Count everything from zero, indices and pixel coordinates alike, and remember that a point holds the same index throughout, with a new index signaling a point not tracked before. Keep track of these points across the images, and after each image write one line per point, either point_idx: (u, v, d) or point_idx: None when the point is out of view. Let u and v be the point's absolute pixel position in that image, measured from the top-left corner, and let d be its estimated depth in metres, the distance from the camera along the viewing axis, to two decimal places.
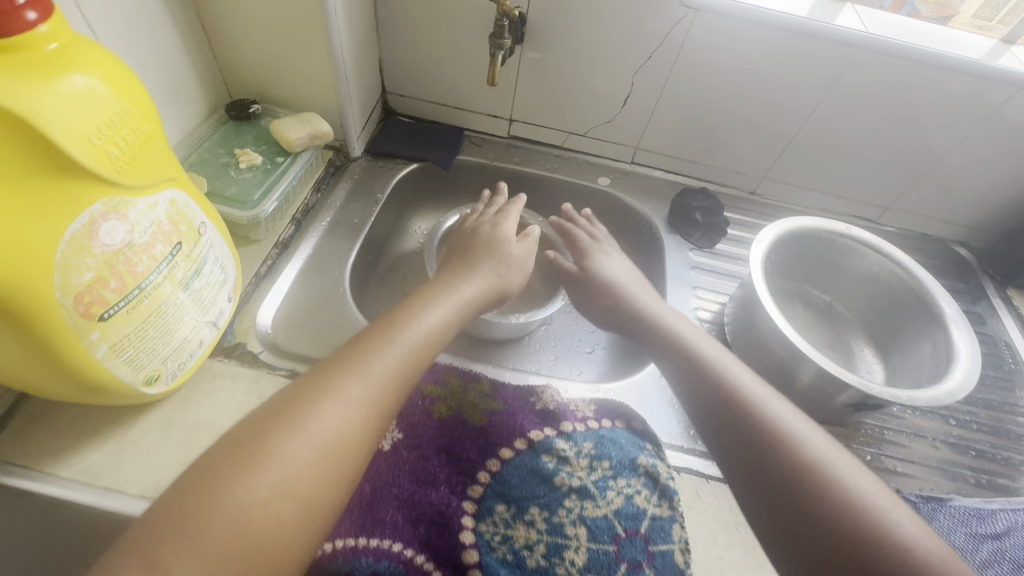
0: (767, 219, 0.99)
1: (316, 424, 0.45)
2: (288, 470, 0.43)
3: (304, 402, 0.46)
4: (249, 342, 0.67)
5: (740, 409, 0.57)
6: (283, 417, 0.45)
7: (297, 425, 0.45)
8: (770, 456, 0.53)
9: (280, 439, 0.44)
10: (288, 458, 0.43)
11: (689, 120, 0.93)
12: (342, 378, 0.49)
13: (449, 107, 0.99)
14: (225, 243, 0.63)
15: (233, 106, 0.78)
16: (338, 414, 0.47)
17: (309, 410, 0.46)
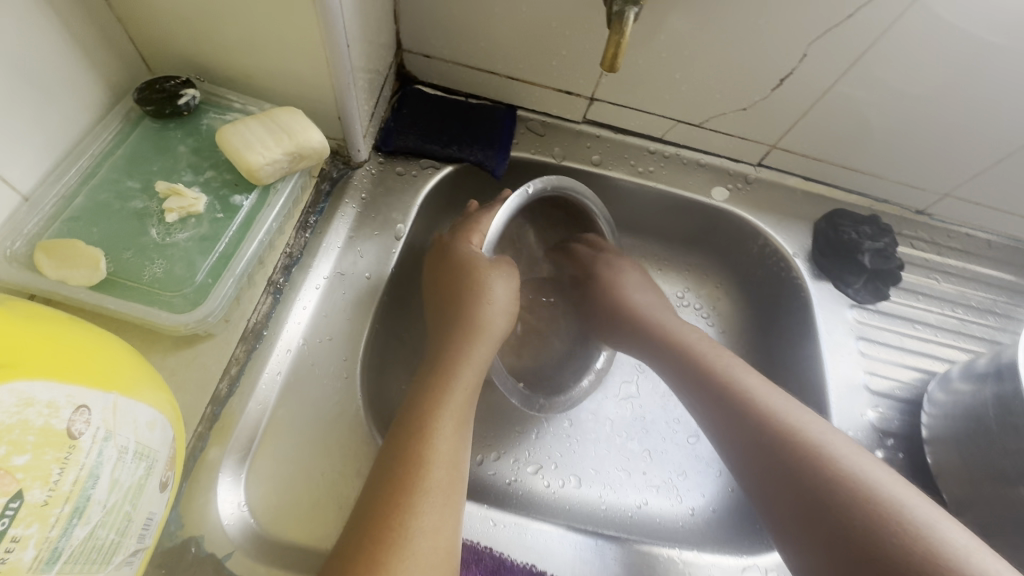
0: (940, 253, 0.71)
1: (430, 492, 0.41)
2: (421, 565, 0.38)
3: (408, 479, 0.41)
4: (207, 538, 0.40)
5: (766, 428, 0.47)
6: (389, 503, 0.40)
7: (411, 506, 0.40)
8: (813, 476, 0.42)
9: (401, 529, 0.39)
10: (419, 553, 0.38)
11: (870, 114, 0.61)
12: (422, 442, 0.43)
13: (500, 77, 0.65)
14: (144, 404, 0.34)
15: (149, 93, 0.45)
16: (441, 483, 0.42)
17: (418, 486, 0.41)
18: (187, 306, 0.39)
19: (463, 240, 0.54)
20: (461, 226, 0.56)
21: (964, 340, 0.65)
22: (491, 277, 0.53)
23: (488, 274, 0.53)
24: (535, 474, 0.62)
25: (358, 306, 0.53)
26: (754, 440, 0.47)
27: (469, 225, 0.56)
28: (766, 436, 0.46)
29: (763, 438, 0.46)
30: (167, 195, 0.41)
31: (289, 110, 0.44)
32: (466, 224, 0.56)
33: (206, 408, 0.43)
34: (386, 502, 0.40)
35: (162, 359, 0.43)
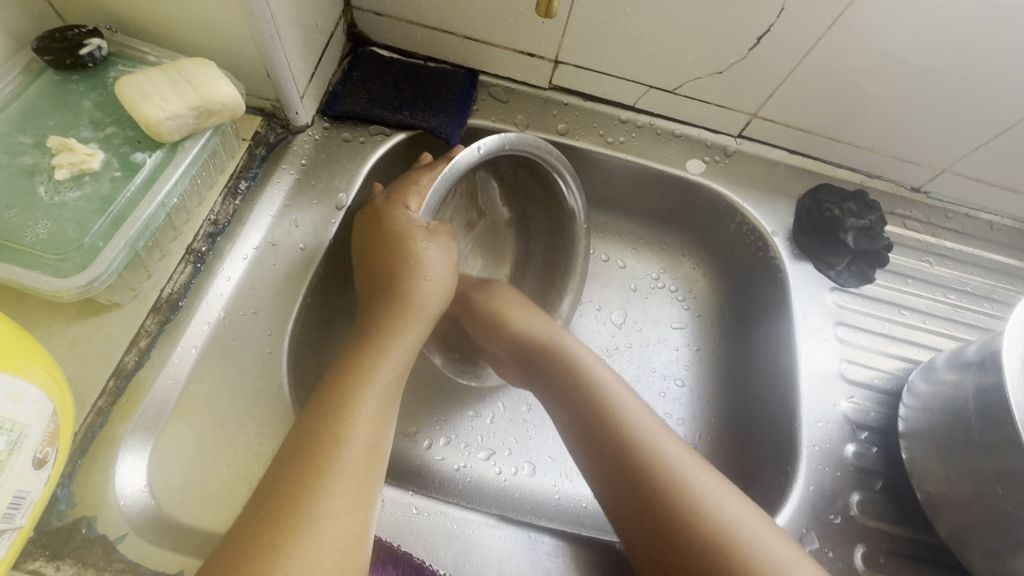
0: (935, 234, 0.66)
1: (344, 474, 0.37)
2: (323, 555, 0.33)
3: (320, 459, 0.37)
4: (99, 517, 0.37)
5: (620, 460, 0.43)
6: (295, 485, 0.35)
7: (320, 489, 0.35)
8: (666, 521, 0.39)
9: (305, 514, 0.34)
10: (323, 538, 0.34)
11: (859, 78, 0.56)
12: (338, 418, 0.39)
13: (457, 38, 0.60)
14: (3, 373, 0.31)
15: (49, 42, 0.41)
16: (357, 464, 0.37)
17: (331, 467, 0.37)
18: (73, 270, 0.36)
19: (398, 203, 0.48)
20: (397, 187, 0.49)
21: (955, 327, 0.60)
22: (428, 244, 0.48)
23: (424, 240, 0.47)
24: (485, 461, 0.59)
25: (289, 279, 0.50)
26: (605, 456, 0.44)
27: (407, 185, 0.49)
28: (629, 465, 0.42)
29: (624, 468, 0.42)
30: (60, 151, 0.38)
31: (197, 61, 0.41)
32: (401, 185, 0.49)
33: (108, 382, 0.41)
34: (291, 482, 0.35)
35: (63, 329, 0.41)
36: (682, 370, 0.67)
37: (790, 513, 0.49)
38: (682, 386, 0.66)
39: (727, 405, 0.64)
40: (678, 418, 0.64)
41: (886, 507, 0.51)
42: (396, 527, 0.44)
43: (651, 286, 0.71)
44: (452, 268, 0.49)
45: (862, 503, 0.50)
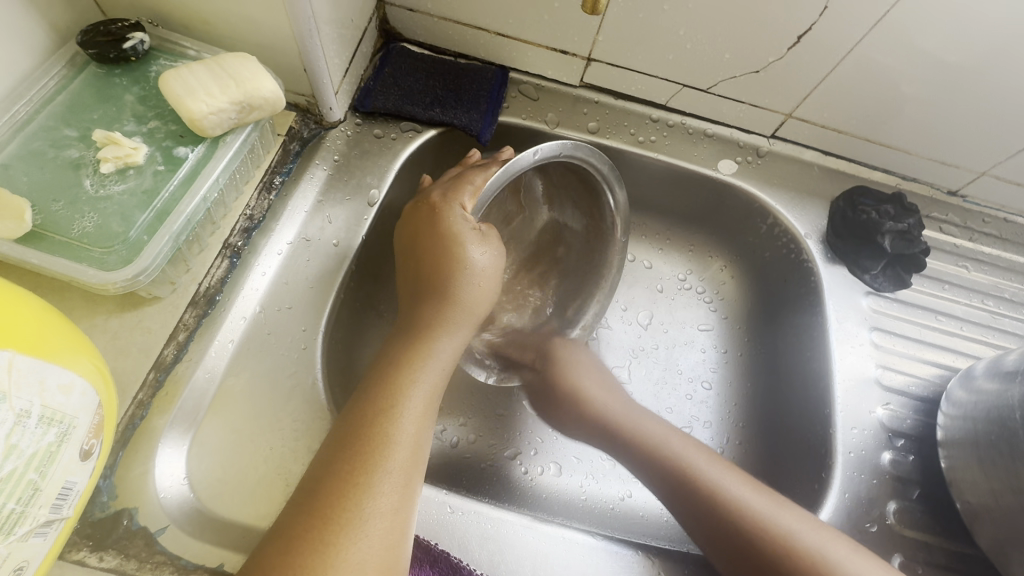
0: (972, 239, 0.64)
1: (391, 474, 0.37)
2: (371, 553, 0.33)
3: (368, 457, 0.37)
4: (140, 509, 0.38)
5: (682, 484, 0.47)
6: (343, 482, 0.35)
7: (369, 488, 0.35)
8: (738, 532, 0.44)
9: (355, 512, 0.34)
10: (369, 538, 0.34)
11: (901, 79, 0.54)
12: (387, 419, 0.39)
13: (490, 34, 0.60)
14: (52, 367, 0.31)
15: (92, 35, 0.41)
16: (402, 464, 0.37)
17: (378, 466, 0.36)
18: (118, 264, 0.36)
19: (453, 200, 0.45)
20: (452, 183, 0.47)
21: (993, 335, 0.59)
22: (477, 247, 0.46)
23: (474, 243, 0.46)
24: (512, 460, 0.59)
25: (323, 274, 0.50)
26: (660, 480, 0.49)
27: (461, 181, 0.46)
28: (695, 493, 0.46)
29: (692, 494, 0.47)
30: (105, 144, 0.39)
31: (238, 56, 0.41)
32: (457, 180, 0.47)
33: (148, 374, 0.41)
34: (339, 479, 0.35)
35: (104, 321, 0.41)
36: (710, 373, 0.66)
37: (825, 519, 0.48)
38: (709, 389, 0.65)
39: (756, 409, 0.63)
40: (706, 421, 0.63)
41: (923, 516, 0.50)
42: (430, 526, 0.44)
43: (677, 288, 0.70)
44: (499, 271, 0.48)
45: (899, 511, 0.50)
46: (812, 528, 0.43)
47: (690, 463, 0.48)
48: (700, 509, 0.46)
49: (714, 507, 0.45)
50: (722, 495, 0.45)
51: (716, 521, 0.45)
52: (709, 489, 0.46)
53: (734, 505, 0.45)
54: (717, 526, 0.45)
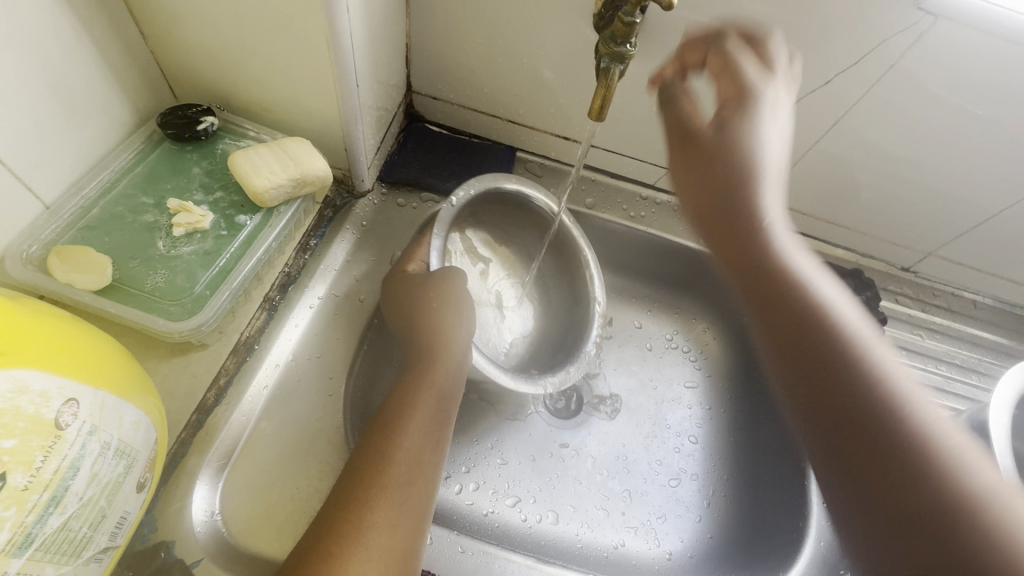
0: (925, 310, 0.72)
1: (387, 489, 0.38)
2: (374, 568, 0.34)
3: (369, 475, 0.38)
4: (177, 542, 0.41)
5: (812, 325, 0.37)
6: (351, 498, 0.37)
7: (370, 503, 0.37)
8: (841, 374, 0.34)
9: (356, 526, 0.36)
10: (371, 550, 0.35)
11: (853, 172, 0.64)
12: (388, 434, 0.41)
13: (502, 120, 0.69)
14: (129, 404, 0.35)
15: (172, 119, 0.49)
16: (402, 484, 0.39)
17: (376, 484, 0.38)
18: (185, 314, 0.41)
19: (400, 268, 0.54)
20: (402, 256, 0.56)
21: (948, 398, 0.66)
22: (437, 283, 0.51)
23: (434, 281, 0.51)
24: (512, 508, 0.62)
25: (349, 326, 0.55)
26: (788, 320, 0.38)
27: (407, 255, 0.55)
28: (785, 323, 0.38)
29: (807, 370, 0.36)
30: (177, 211, 0.45)
31: (297, 141, 0.49)
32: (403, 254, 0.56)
33: (191, 415, 0.45)
34: (339, 502, 0.37)
35: (155, 365, 0.45)
36: (696, 428, 0.71)
37: None
38: (696, 443, 0.70)
39: (739, 464, 0.68)
40: (693, 474, 0.68)
41: None
42: (443, 563, 0.48)
43: (665, 346, 0.77)
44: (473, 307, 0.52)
45: None
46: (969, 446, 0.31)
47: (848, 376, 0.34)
48: (806, 364, 0.36)
49: (822, 334, 0.36)
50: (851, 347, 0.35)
51: (848, 405, 0.33)
52: (802, 287, 0.38)
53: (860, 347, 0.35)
54: (825, 365, 0.35)
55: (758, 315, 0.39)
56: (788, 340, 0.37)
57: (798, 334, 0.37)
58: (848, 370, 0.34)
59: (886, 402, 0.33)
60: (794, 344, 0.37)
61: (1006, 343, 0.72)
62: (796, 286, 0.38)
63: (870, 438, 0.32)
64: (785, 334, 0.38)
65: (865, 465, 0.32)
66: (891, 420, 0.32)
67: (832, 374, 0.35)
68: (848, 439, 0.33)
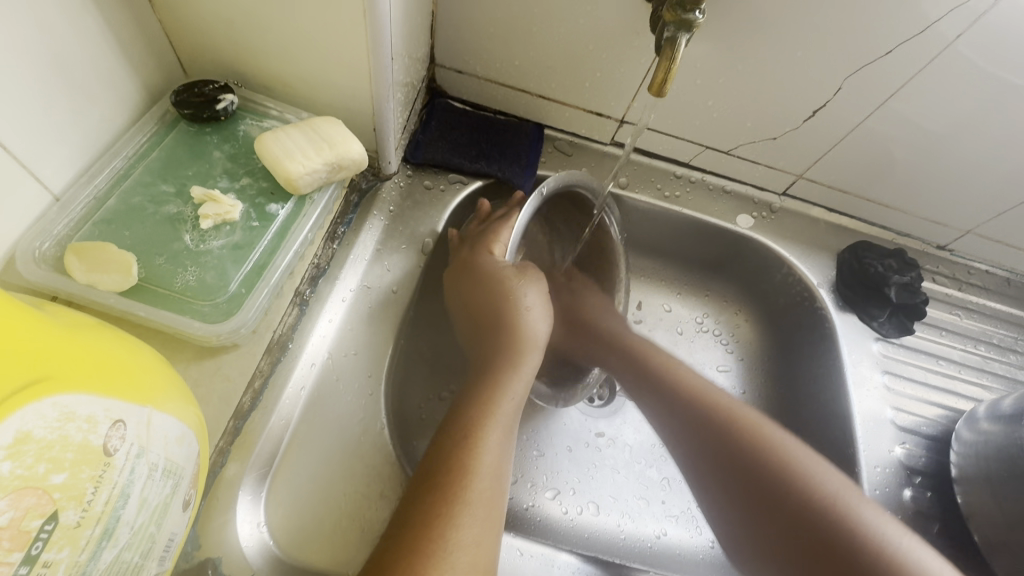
0: (961, 289, 0.71)
1: (472, 504, 0.39)
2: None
3: (453, 486, 0.40)
4: (222, 559, 0.38)
5: (731, 435, 0.51)
6: (435, 512, 0.38)
7: (452, 517, 0.38)
8: (740, 451, 0.50)
9: (442, 540, 0.37)
10: (460, 562, 0.36)
11: (900, 150, 0.61)
12: (467, 445, 0.43)
13: (532, 95, 0.65)
14: (174, 418, 0.32)
15: (188, 97, 0.44)
16: (484, 495, 0.40)
17: (462, 496, 0.39)
18: (221, 316, 0.38)
19: (483, 252, 0.56)
20: (480, 239, 0.57)
21: (988, 378, 0.65)
22: (523, 285, 0.55)
23: (518, 280, 0.55)
24: (552, 500, 0.61)
25: (384, 321, 0.52)
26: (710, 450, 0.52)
27: (490, 236, 0.56)
28: (713, 419, 0.53)
29: (726, 452, 0.51)
30: (202, 201, 0.41)
31: (329, 120, 0.44)
32: (484, 235, 0.57)
33: (227, 422, 0.42)
34: (428, 511, 0.38)
35: (185, 369, 0.41)
36: None
37: None
38: None
39: None
40: None
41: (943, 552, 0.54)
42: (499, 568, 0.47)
43: (696, 330, 0.75)
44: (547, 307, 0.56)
45: None
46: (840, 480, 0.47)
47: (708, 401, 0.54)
48: (729, 449, 0.51)
49: (749, 446, 0.50)
50: (760, 441, 0.50)
51: (731, 455, 0.51)
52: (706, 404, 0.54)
53: (769, 444, 0.50)
54: (745, 474, 0.49)
55: (684, 432, 0.54)
56: (728, 464, 0.51)
57: (733, 462, 0.50)
58: (769, 463, 0.49)
59: (788, 479, 0.47)
60: (756, 495, 0.48)
61: None
62: (750, 453, 0.50)
63: (796, 522, 0.46)
64: (722, 447, 0.51)
65: (772, 514, 0.47)
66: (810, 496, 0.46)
67: (744, 466, 0.50)
68: (784, 530, 0.46)
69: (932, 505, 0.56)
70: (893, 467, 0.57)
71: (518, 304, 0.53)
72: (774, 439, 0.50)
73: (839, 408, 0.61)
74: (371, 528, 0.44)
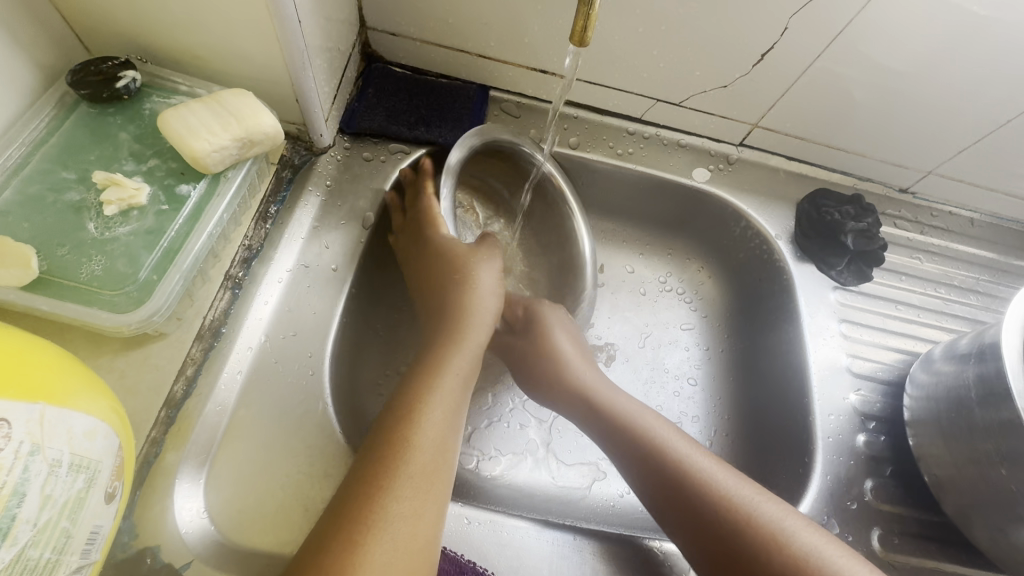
0: (923, 232, 0.70)
1: (414, 475, 0.39)
2: (400, 551, 0.36)
3: (392, 458, 0.39)
4: (160, 545, 0.38)
5: (659, 464, 0.47)
6: (372, 483, 0.38)
7: (393, 488, 0.38)
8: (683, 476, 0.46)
9: (383, 512, 0.37)
10: (401, 535, 0.36)
11: (853, 91, 0.59)
12: (409, 418, 0.41)
13: (471, 55, 0.62)
14: (79, 413, 0.31)
15: (86, 76, 0.42)
16: (425, 465, 0.40)
17: (400, 471, 0.39)
18: (131, 305, 0.37)
19: (435, 228, 0.54)
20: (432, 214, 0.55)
21: (946, 320, 0.65)
22: (479, 266, 0.53)
23: (473, 261, 0.53)
24: (515, 467, 0.61)
25: (325, 300, 0.51)
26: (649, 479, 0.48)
27: (437, 211, 0.55)
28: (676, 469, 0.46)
29: (670, 491, 0.46)
30: (106, 186, 0.39)
31: (236, 92, 0.42)
32: (433, 211, 0.55)
33: (159, 412, 0.41)
34: (365, 486, 0.38)
35: (110, 361, 0.40)
36: (694, 370, 0.70)
37: (809, 504, 0.53)
38: (695, 385, 0.69)
39: (739, 403, 0.67)
40: (694, 416, 0.67)
41: (898, 493, 0.55)
42: (453, 537, 0.48)
43: (658, 290, 0.74)
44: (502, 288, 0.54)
45: (875, 489, 0.55)
46: (780, 511, 0.43)
47: (631, 423, 0.50)
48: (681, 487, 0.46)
49: (669, 476, 0.46)
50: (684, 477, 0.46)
51: (664, 483, 0.46)
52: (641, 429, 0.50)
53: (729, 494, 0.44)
54: (677, 508, 0.45)
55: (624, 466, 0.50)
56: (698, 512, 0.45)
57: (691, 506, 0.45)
58: (703, 502, 0.44)
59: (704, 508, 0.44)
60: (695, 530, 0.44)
61: (1001, 259, 0.70)
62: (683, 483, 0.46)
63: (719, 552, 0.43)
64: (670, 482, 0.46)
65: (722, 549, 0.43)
66: (744, 531, 0.42)
67: (682, 500, 0.45)
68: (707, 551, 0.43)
69: (887, 448, 0.57)
70: (848, 413, 0.58)
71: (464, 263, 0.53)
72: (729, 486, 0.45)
73: (798, 358, 0.61)
74: (317, 506, 0.44)
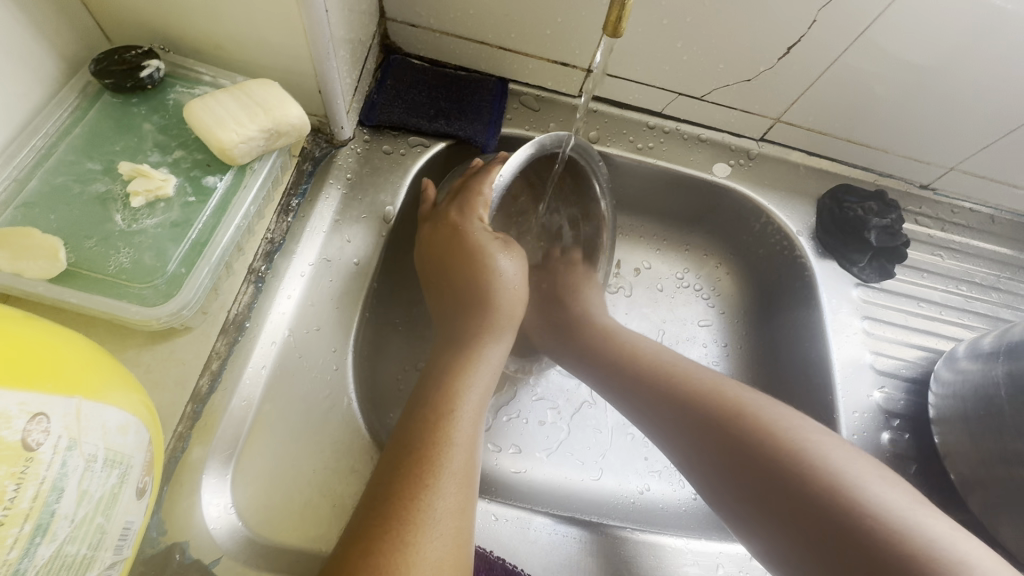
0: (944, 229, 0.70)
1: (453, 474, 0.38)
2: (444, 550, 0.35)
3: (432, 457, 0.39)
4: (189, 540, 0.38)
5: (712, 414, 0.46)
6: (413, 481, 0.37)
7: (436, 487, 0.37)
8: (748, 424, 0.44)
9: (426, 511, 0.36)
10: (444, 532, 0.36)
11: (879, 86, 0.58)
12: (446, 417, 0.41)
13: (492, 47, 0.61)
14: (111, 408, 0.30)
15: (110, 66, 0.41)
16: (462, 463, 0.39)
17: (442, 467, 0.38)
18: (160, 298, 0.36)
19: (469, 214, 0.51)
20: (463, 198, 0.52)
21: (968, 317, 0.64)
22: (504, 257, 0.51)
23: (500, 251, 0.51)
24: (535, 464, 0.61)
25: (347, 295, 0.50)
26: (707, 433, 0.46)
27: (473, 195, 0.52)
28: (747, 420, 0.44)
29: (732, 443, 0.44)
30: (132, 177, 0.39)
31: (262, 83, 0.42)
32: (467, 193, 0.52)
33: (186, 406, 0.40)
34: (411, 483, 0.37)
35: (135, 355, 0.40)
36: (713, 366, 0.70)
37: None
38: None
39: None
40: None
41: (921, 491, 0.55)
42: (477, 534, 0.48)
43: (676, 286, 0.74)
44: (525, 281, 0.53)
45: None
46: (835, 448, 0.42)
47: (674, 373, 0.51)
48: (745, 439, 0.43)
49: (727, 422, 0.45)
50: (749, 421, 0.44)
51: (727, 433, 0.45)
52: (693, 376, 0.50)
53: (800, 444, 0.42)
54: (743, 450, 0.43)
55: (678, 417, 0.48)
56: (736, 463, 0.43)
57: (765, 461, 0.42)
58: (769, 450, 0.42)
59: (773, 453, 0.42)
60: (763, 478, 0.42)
61: (1022, 257, 0.70)
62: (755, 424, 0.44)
63: (780, 492, 0.40)
64: (737, 436, 0.44)
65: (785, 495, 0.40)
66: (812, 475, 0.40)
67: (743, 443, 0.43)
68: (769, 499, 0.41)
69: (912, 448, 0.56)
70: (871, 410, 0.57)
71: (492, 258, 0.50)
72: (804, 436, 0.42)
73: (820, 356, 0.61)
74: (344, 503, 0.43)
